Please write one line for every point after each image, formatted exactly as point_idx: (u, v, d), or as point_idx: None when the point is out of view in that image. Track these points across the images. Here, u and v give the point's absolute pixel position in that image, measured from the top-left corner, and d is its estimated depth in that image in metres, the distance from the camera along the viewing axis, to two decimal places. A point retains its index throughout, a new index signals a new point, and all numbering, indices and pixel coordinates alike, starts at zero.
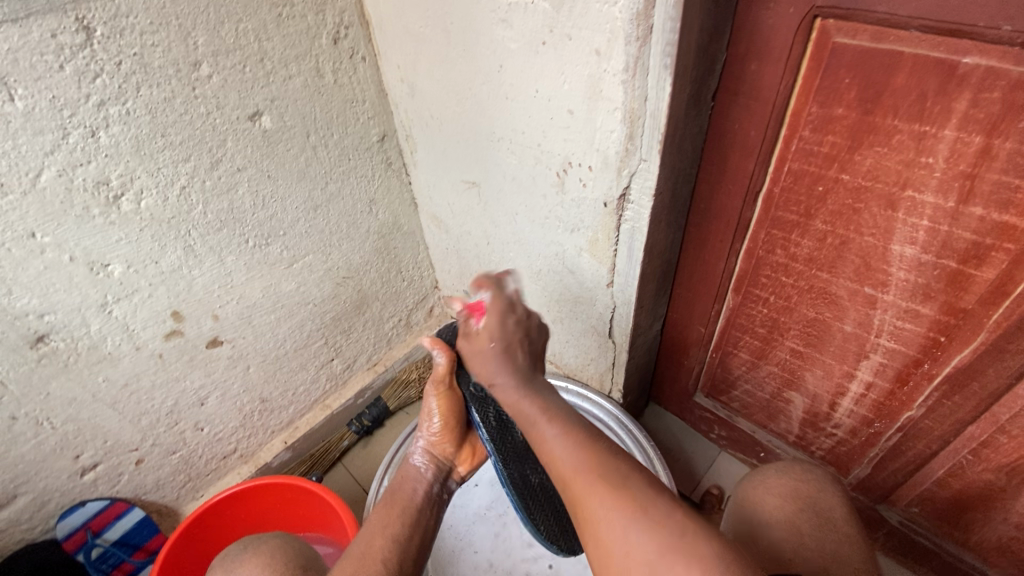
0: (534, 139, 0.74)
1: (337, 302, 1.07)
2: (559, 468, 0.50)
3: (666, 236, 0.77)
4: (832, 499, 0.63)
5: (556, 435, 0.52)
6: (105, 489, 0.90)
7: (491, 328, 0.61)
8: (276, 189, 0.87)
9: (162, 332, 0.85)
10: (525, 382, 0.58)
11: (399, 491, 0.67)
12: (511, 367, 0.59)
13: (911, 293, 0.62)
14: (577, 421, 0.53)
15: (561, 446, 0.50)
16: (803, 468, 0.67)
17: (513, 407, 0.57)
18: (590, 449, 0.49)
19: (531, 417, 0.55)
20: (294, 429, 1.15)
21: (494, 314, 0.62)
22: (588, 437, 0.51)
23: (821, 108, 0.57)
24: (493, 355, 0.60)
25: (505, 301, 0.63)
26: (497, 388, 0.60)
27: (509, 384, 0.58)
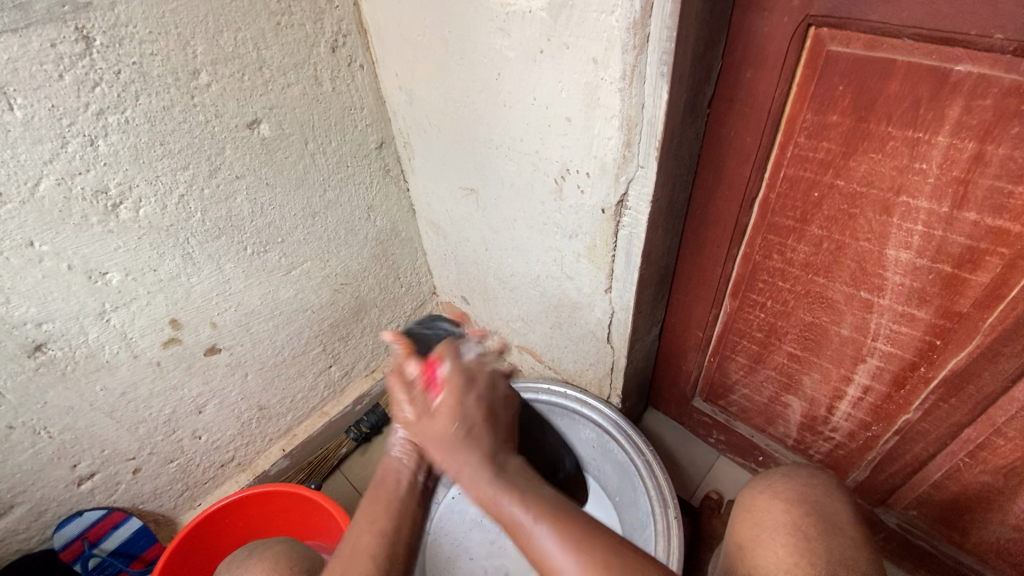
0: (532, 146, 0.75)
1: (335, 308, 1.07)
2: (552, 570, 0.47)
3: (663, 241, 0.77)
4: (836, 506, 0.64)
5: (542, 533, 0.48)
6: (103, 499, 0.89)
7: (452, 410, 0.58)
8: (275, 196, 0.88)
9: (160, 339, 0.85)
10: (492, 465, 0.55)
11: (383, 481, 0.63)
12: (478, 446, 0.56)
13: (907, 297, 0.63)
14: (557, 509, 0.51)
15: (551, 549, 0.47)
16: (809, 475, 0.68)
17: (486, 503, 0.53)
18: (577, 542, 0.47)
19: (508, 515, 0.51)
20: (293, 436, 1.15)
21: (450, 394, 0.59)
22: (568, 528, 0.49)
23: (816, 114, 0.58)
24: (455, 440, 0.56)
25: (464, 372, 0.61)
26: (463, 480, 0.55)
27: (475, 475, 0.54)
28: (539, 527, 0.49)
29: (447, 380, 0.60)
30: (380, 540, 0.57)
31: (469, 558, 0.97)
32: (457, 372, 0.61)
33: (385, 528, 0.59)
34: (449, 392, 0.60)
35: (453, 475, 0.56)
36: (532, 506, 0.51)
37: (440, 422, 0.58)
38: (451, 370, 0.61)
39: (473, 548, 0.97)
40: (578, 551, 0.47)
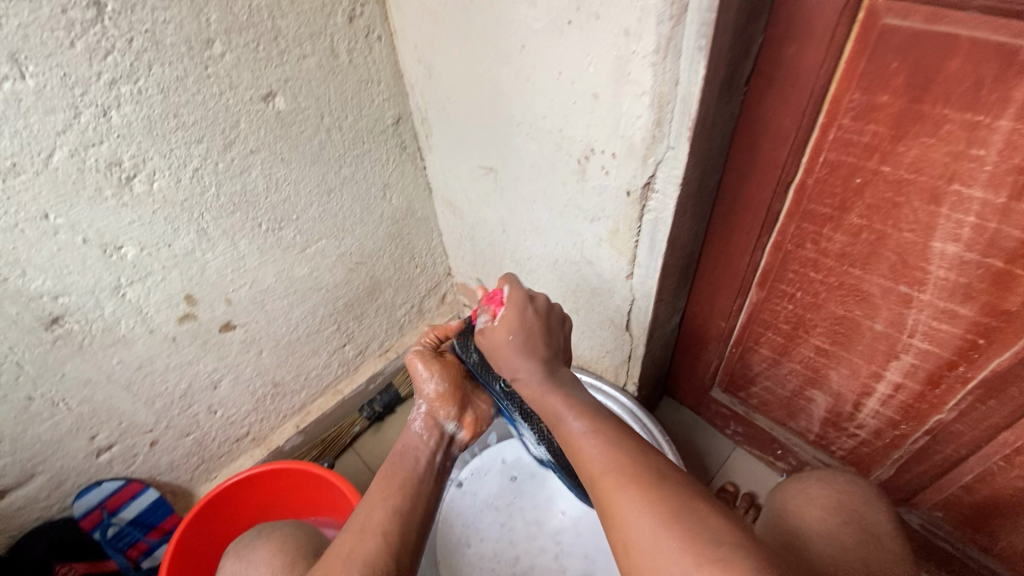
0: (555, 124, 0.72)
1: (350, 287, 1.06)
2: (587, 460, 0.50)
3: (690, 227, 0.74)
4: (877, 516, 0.63)
5: (582, 430, 0.53)
6: (121, 470, 0.90)
7: (510, 320, 0.63)
8: (290, 172, 0.86)
9: (175, 315, 0.84)
10: (550, 376, 0.60)
11: (399, 462, 0.67)
12: (534, 355, 0.61)
13: (951, 293, 0.59)
14: (605, 420, 0.54)
15: (586, 439, 0.52)
16: (845, 480, 0.67)
17: (536, 398, 0.59)
18: (618, 445, 0.50)
19: (556, 411, 0.57)
20: (306, 413, 1.15)
21: (512, 307, 0.64)
22: (607, 432, 0.52)
23: (864, 94, 0.54)
24: (512, 347, 0.62)
25: (524, 292, 0.65)
26: (518, 380, 0.61)
27: (531, 374, 0.60)
28: (582, 427, 0.53)
29: (507, 300, 0.64)
30: (388, 514, 0.59)
31: (479, 540, 0.97)
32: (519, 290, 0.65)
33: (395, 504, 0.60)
34: (507, 310, 0.63)
35: (504, 367, 0.63)
36: (581, 410, 0.55)
37: (499, 334, 0.63)
38: (512, 298, 0.64)
39: (484, 530, 0.98)
40: (614, 449, 0.50)
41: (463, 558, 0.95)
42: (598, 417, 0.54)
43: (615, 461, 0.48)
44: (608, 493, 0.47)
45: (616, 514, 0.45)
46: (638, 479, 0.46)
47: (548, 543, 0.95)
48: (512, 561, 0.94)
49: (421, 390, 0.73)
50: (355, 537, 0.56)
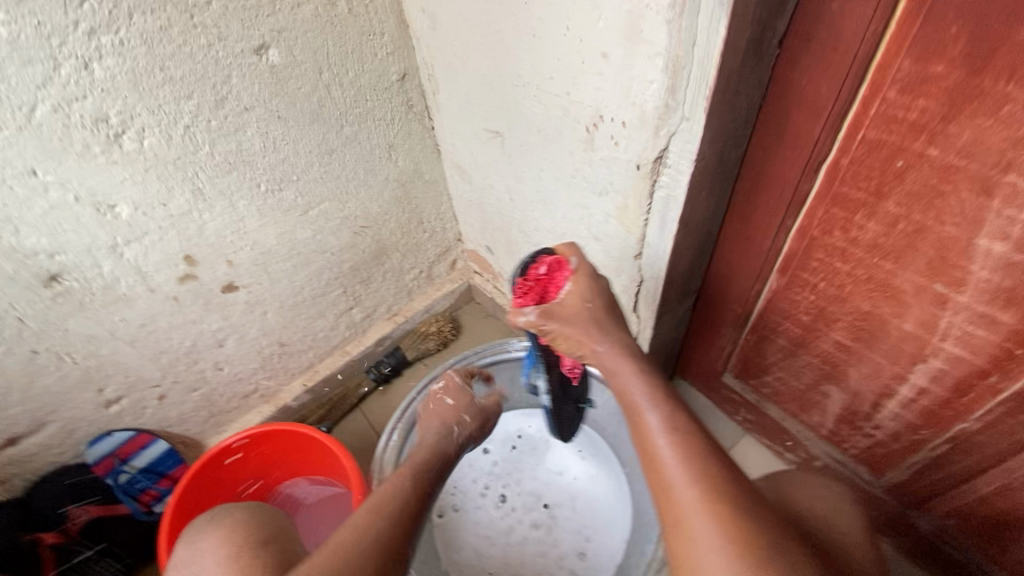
0: (563, 87, 0.65)
1: (356, 251, 1.04)
2: (660, 461, 0.51)
3: (706, 206, 0.67)
4: (854, 525, 0.55)
5: (663, 440, 0.52)
6: (131, 421, 0.94)
7: (585, 291, 0.67)
8: (288, 131, 0.82)
9: (176, 275, 0.84)
10: (635, 359, 0.63)
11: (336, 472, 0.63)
12: (614, 336, 0.65)
13: (992, 297, 0.52)
14: (686, 427, 0.53)
15: (663, 439, 0.52)
16: (832, 485, 0.60)
17: (612, 374, 0.62)
18: (697, 456, 0.50)
19: (637, 404, 0.57)
20: (314, 372, 1.17)
21: (582, 283, 0.68)
22: (685, 437, 0.52)
23: (915, 62, 0.46)
24: (586, 321, 0.66)
25: (592, 271, 0.69)
26: (602, 355, 0.64)
27: (614, 355, 0.63)
28: (661, 428, 0.53)
29: (574, 277, 0.68)
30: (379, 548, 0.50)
31: (476, 508, 0.97)
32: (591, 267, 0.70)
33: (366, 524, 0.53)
34: (579, 282, 0.68)
35: (580, 342, 0.65)
36: (663, 405, 0.56)
37: (575, 305, 0.67)
38: (582, 280, 0.68)
39: (481, 499, 0.98)
40: (696, 458, 0.49)
41: (462, 525, 0.95)
42: (681, 421, 0.54)
43: (693, 475, 0.48)
44: (681, 514, 0.46)
45: (681, 533, 0.46)
46: (720, 512, 0.45)
47: (544, 515, 0.95)
48: (507, 531, 0.94)
49: None
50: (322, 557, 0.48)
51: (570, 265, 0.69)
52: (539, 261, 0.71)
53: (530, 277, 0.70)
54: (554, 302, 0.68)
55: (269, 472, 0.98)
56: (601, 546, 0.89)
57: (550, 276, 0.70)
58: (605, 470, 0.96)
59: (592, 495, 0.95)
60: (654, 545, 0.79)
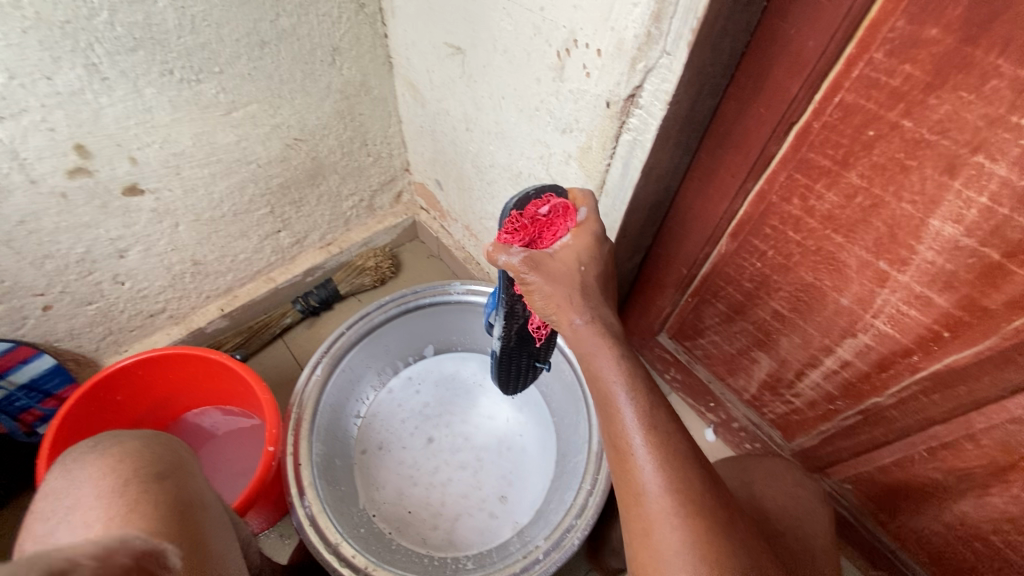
0: (537, 1, 0.58)
1: (286, 167, 0.94)
2: (634, 465, 0.48)
3: (670, 158, 0.64)
4: (817, 526, 0.65)
5: (638, 444, 0.48)
6: (8, 331, 0.82)
7: (580, 251, 0.58)
8: (210, 10, 0.69)
9: (64, 167, 0.71)
10: (609, 338, 0.54)
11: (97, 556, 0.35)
12: (594, 308, 0.56)
13: (931, 279, 0.53)
14: (661, 426, 0.49)
15: (638, 441, 0.48)
16: (797, 484, 0.69)
17: (583, 349, 0.54)
18: (676, 462, 0.47)
19: (609, 393, 0.51)
20: (233, 297, 1.07)
21: (582, 240, 0.59)
22: (662, 438, 0.48)
23: (910, 23, 0.43)
24: (573, 287, 0.56)
25: (594, 230, 0.59)
26: (578, 329, 0.55)
27: (591, 331, 0.54)
28: (638, 427, 0.49)
29: (576, 232, 0.59)
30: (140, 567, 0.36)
31: (401, 448, 0.95)
32: (594, 224, 0.60)
33: (191, 500, 0.47)
34: (580, 237, 0.59)
35: (557, 307, 0.56)
36: (640, 396, 0.50)
37: (567, 263, 0.58)
38: (583, 238, 0.59)
39: (406, 439, 0.96)
40: (671, 465, 0.47)
41: (383, 464, 0.93)
42: (656, 419, 0.49)
43: (671, 487, 0.46)
44: (653, 526, 0.45)
45: (648, 538, 0.45)
46: (695, 528, 0.44)
47: (469, 460, 0.94)
48: (429, 473, 0.93)
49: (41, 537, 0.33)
50: (129, 449, 0.50)
51: (577, 216, 0.60)
52: (545, 198, 0.59)
53: (527, 215, 0.58)
54: (546, 254, 0.58)
55: (173, 398, 0.90)
56: (521, 493, 0.90)
57: (550, 220, 0.60)
58: (534, 420, 0.97)
59: (519, 442, 0.95)
60: (571, 492, 0.79)
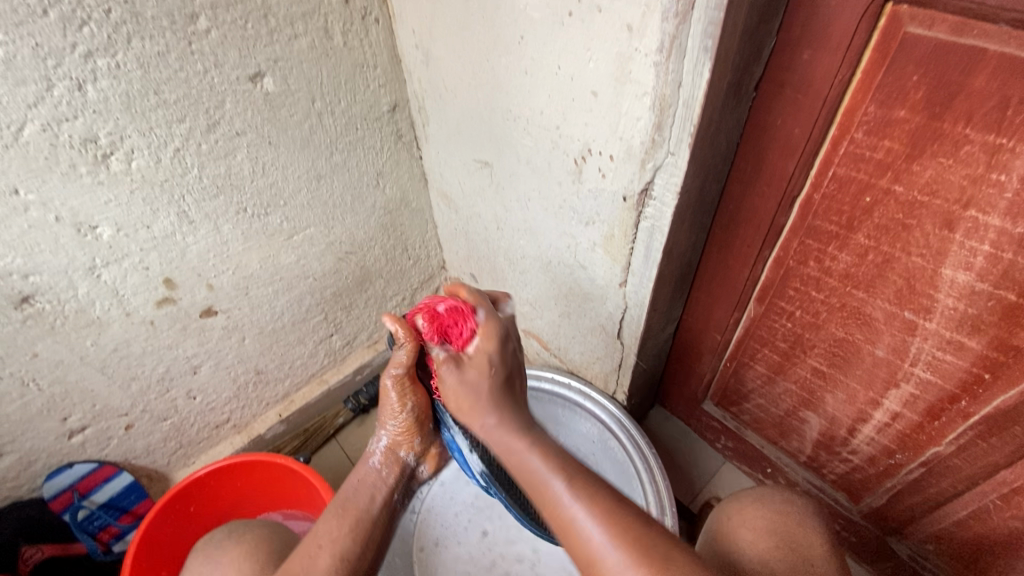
0: (553, 121, 0.68)
1: (338, 277, 1.04)
2: (585, 539, 0.48)
3: (688, 236, 0.71)
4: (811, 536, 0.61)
5: (569, 496, 0.50)
6: (94, 452, 0.89)
7: (493, 351, 0.61)
8: (278, 157, 0.83)
9: (154, 298, 0.82)
10: (525, 432, 0.58)
11: (352, 500, 0.62)
12: (508, 411, 0.59)
13: (958, 323, 0.56)
14: (586, 479, 0.52)
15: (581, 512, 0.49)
16: (785, 499, 0.65)
17: (506, 454, 0.57)
18: (618, 518, 0.48)
19: (530, 467, 0.54)
20: (290, 402, 1.13)
21: (484, 347, 0.61)
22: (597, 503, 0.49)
23: (880, 108, 0.50)
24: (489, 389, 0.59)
25: (498, 329, 0.62)
26: (489, 426, 0.58)
27: (508, 432, 0.57)
28: (563, 482, 0.52)
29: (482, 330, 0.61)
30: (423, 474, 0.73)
31: (457, 542, 0.94)
32: (499, 323, 0.63)
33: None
34: (487, 331, 0.61)
35: (469, 409, 0.59)
36: (566, 470, 0.53)
37: (480, 362, 0.60)
38: (489, 332, 0.62)
39: (462, 533, 0.95)
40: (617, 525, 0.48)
41: (441, 561, 0.92)
42: (578, 473, 0.53)
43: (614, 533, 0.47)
44: None
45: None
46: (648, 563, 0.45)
47: (527, 551, 0.92)
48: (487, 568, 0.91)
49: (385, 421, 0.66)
50: (246, 543, 0.66)
51: (476, 318, 0.62)
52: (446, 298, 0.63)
53: (433, 312, 0.61)
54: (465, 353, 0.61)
55: (242, 508, 0.94)
56: None
57: (449, 317, 0.61)
58: None
59: None
60: None
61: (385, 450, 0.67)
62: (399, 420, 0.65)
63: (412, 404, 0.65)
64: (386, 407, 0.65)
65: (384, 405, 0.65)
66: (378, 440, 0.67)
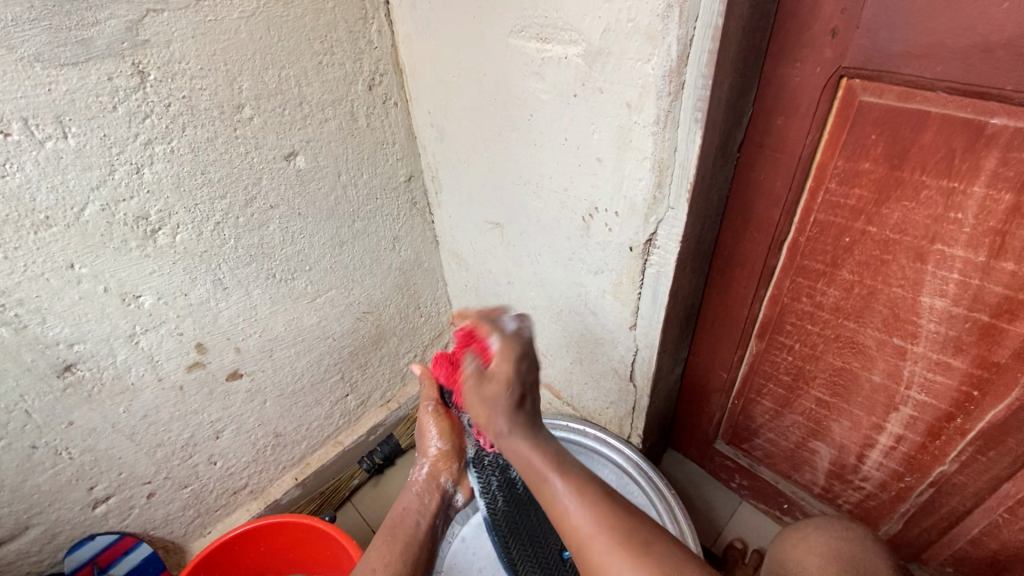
0: (561, 184, 0.76)
1: (356, 337, 1.08)
2: (575, 525, 0.51)
3: (690, 281, 0.77)
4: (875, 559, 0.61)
5: (564, 489, 0.53)
6: (115, 523, 0.89)
7: (500, 375, 0.59)
8: (306, 226, 0.89)
9: (185, 363, 0.85)
10: (537, 437, 0.58)
11: (399, 525, 0.68)
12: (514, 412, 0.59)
13: (943, 345, 0.62)
14: (589, 483, 0.54)
15: (572, 500, 0.52)
16: (843, 527, 0.66)
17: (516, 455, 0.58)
18: (603, 513, 0.50)
19: (538, 470, 0.56)
20: (306, 465, 1.13)
21: (502, 360, 0.60)
22: (586, 490, 0.53)
23: (847, 162, 0.59)
24: (503, 397, 0.59)
25: (512, 341, 0.62)
26: (501, 435, 0.59)
27: (514, 435, 0.58)
28: (570, 492, 0.53)
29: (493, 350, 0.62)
30: (459, 503, 0.77)
31: None
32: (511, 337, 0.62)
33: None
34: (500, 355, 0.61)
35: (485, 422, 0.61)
36: (571, 476, 0.54)
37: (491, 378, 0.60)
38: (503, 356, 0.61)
39: None
40: (594, 509, 0.51)
41: None
42: (583, 482, 0.54)
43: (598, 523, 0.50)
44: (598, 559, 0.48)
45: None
46: (626, 548, 0.47)
47: None
48: None
49: (426, 447, 0.76)
50: None
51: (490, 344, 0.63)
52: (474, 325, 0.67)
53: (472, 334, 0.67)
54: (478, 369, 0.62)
55: (263, 570, 0.93)
56: None
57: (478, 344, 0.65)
58: None
59: None
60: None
61: (425, 476, 0.75)
62: (438, 445, 0.76)
63: (448, 433, 0.76)
64: (426, 437, 0.76)
65: (424, 434, 0.77)
66: (419, 467, 0.76)
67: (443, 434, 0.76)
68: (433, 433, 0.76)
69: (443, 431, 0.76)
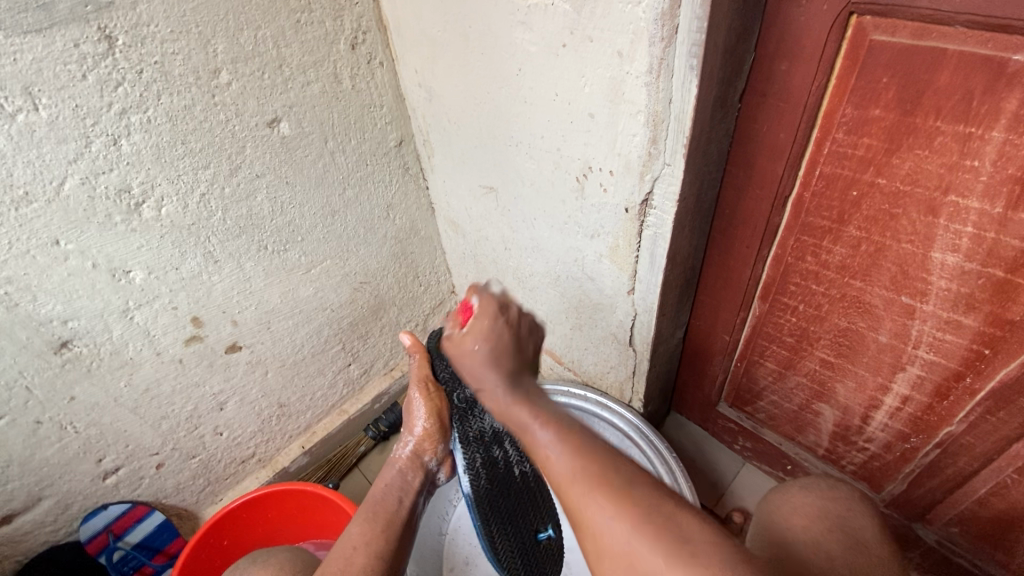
0: (553, 144, 0.73)
1: (354, 307, 1.07)
2: (563, 480, 0.48)
3: (690, 242, 0.74)
4: (862, 521, 0.60)
5: (546, 437, 0.52)
6: (127, 493, 0.91)
7: (479, 332, 0.60)
8: (295, 195, 0.87)
9: (182, 337, 0.85)
10: (518, 386, 0.58)
11: (383, 501, 0.67)
12: (495, 373, 0.59)
13: (953, 303, 0.59)
14: (574, 430, 0.52)
15: (556, 453, 0.50)
16: (829, 486, 0.65)
17: (504, 412, 0.57)
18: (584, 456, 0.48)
19: (521, 420, 0.55)
20: (312, 434, 1.15)
21: (484, 319, 0.61)
22: (577, 448, 0.50)
23: (856, 109, 0.55)
24: (483, 357, 0.59)
25: (495, 301, 0.63)
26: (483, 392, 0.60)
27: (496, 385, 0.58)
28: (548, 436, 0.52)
29: (479, 310, 0.62)
30: (442, 479, 0.78)
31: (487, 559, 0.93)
32: (491, 299, 0.63)
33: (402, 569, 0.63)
34: (478, 326, 0.61)
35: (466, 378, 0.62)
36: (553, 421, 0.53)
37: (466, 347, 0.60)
38: (482, 319, 0.61)
39: None
40: (582, 457, 0.49)
41: None
42: (564, 426, 0.52)
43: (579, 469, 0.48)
44: (577, 504, 0.46)
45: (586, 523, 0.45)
46: (608, 495, 0.45)
47: None
48: None
49: (411, 425, 0.73)
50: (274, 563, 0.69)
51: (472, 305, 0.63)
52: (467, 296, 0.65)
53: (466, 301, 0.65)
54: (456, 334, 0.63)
55: (272, 537, 0.96)
56: None
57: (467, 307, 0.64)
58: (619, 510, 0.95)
59: None
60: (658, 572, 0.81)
61: (410, 454, 0.74)
62: (424, 424, 0.73)
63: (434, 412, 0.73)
64: (413, 416, 0.74)
65: (410, 411, 0.74)
66: (404, 444, 0.74)
67: (431, 416, 0.73)
68: (420, 412, 0.73)
69: (432, 412, 0.73)
